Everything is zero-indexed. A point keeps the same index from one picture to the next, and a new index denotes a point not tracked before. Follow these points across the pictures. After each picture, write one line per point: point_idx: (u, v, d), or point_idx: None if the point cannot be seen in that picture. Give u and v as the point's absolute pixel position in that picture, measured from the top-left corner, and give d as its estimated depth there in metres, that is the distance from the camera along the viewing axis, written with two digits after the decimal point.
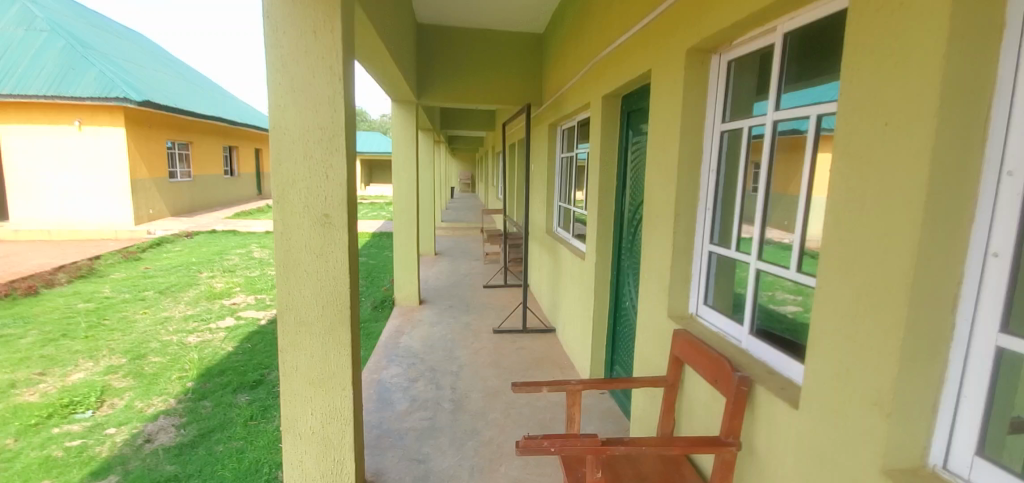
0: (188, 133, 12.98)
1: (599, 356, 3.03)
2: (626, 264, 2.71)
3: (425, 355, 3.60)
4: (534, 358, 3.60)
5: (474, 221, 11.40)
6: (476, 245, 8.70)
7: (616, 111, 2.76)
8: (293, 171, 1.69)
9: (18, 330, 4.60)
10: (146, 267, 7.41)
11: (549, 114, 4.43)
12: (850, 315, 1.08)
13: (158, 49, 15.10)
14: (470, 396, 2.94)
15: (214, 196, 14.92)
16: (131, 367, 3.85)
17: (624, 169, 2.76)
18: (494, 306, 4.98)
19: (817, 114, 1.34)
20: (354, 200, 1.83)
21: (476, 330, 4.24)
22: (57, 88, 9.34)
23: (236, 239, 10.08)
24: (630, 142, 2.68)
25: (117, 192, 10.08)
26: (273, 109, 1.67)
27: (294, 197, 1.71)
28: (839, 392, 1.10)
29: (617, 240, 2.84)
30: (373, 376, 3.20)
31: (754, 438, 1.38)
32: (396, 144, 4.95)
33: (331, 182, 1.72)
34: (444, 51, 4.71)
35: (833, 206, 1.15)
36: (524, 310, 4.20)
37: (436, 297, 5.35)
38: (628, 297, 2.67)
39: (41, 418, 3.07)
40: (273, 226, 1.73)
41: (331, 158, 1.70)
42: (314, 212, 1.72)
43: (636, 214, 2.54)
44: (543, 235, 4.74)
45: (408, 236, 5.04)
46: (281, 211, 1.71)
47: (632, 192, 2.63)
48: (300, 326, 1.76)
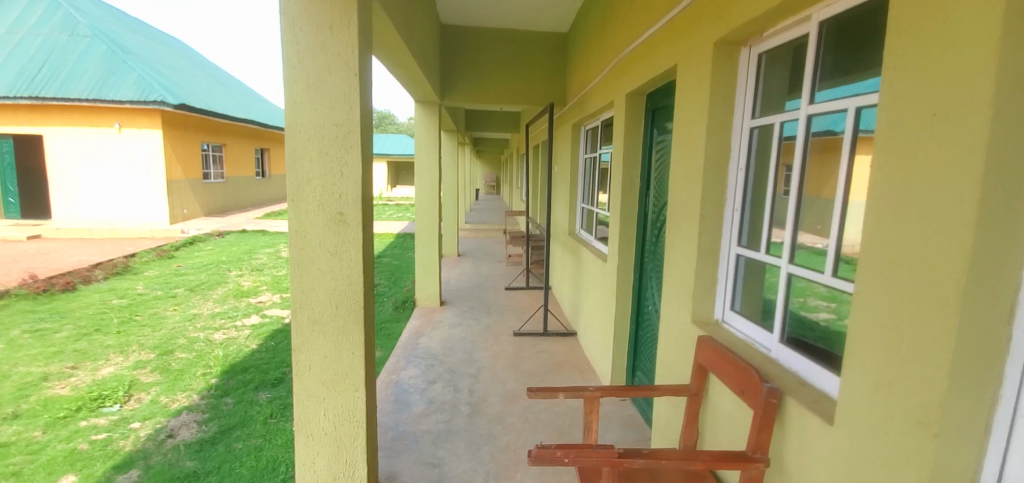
0: (222, 135, 13.36)
1: (620, 361, 2.94)
2: (649, 267, 2.62)
3: (444, 357, 3.57)
4: (554, 362, 3.53)
5: (497, 223, 11.37)
6: (498, 247, 8.66)
7: (641, 110, 2.68)
8: (309, 168, 1.67)
9: (55, 325, 4.78)
10: (178, 265, 7.61)
11: (572, 115, 4.36)
12: (892, 323, 0.99)
13: (196, 54, 15.61)
14: (488, 399, 2.89)
15: (245, 197, 15.30)
16: (158, 362, 3.93)
17: (648, 169, 2.67)
18: (515, 308, 4.92)
19: (856, 108, 1.24)
20: (369, 198, 1.80)
21: (496, 332, 4.19)
22: (99, 92, 9.72)
23: (265, 239, 10.29)
24: (654, 141, 2.60)
25: (153, 192, 10.41)
26: (290, 106, 1.65)
27: (310, 195, 1.69)
28: (880, 407, 1.01)
29: (640, 242, 2.75)
30: (391, 377, 3.19)
31: (784, 454, 1.29)
32: (419, 145, 4.96)
33: (347, 180, 1.69)
34: (468, 52, 4.70)
35: (872, 205, 1.06)
36: (545, 313, 4.13)
37: (458, 299, 5.33)
38: (651, 301, 2.58)
39: (70, 411, 3.21)
40: (289, 223, 1.71)
41: (346, 156, 1.68)
42: (329, 210, 1.70)
43: (660, 215, 2.45)
44: (566, 237, 4.67)
45: (430, 237, 5.04)
46: (296, 208, 1.70)
47: (655, 192, 2.55)
48: (314, 325, 1.74)
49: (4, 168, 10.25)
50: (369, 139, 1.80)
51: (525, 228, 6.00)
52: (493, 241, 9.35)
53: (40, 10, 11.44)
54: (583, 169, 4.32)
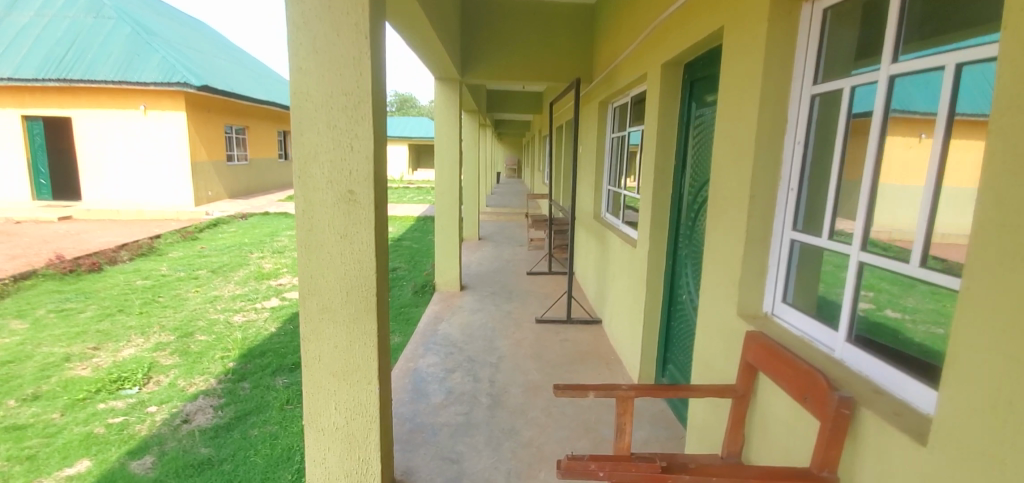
0: (245, 118, 13.41)
1: (650, 353, 2.77)
2: (683, 253, 2.42)
3: (464, 344, 3.45)
4: (579, 351, 3.37)
5: (518, 206, 11.18)
6: (520, 231, 8.48)
7: (678, 81, 2.47)
8: (316, 141, 1.52)
9: (79, 305, 4.82)
10: (202, 247, 7.65)
11: (599, 91, 4.13)
12: (1013, 326, 0.80)
13: (219, 37, 15.66)
14: (510, 390, 2.76)
15: (269, 179, 15.40)
16: (178, 344, 3.91)
17: (684, 147, 2.46)
18: (538, 294, 4.77)
19: (956, 64, 1.02)
20: (382, 176, 1.64)
21: (517, 319, 4.05)
22: (124, 74, 9.80)
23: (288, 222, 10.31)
24: (692, 115, 2.39)
25: (178, 174, 10.51)
26: (294, 73, 1.50)
27: (317, 171, 1.54)
28: (992, 427, 0.82)
29: (674, 225, 2.55)
30: (408, 365, 3.08)
31: (855, 473, 1.11)
32: (439, 125, 4.79)
33: (357, 153, 1.53)
34: (489, 27, 4.49)
35: (986, 179, 0.86)
36: (569, 299, 3.96)
37: (479, 283, 5.20)
38: (686, 290, 2.39)
39: (89, 393, 3.19)
40: (295, 202, 1.56)
41: (356, 128, 1.52)
42: (338, 187, 1.55)
43: (698, 196, 2.25)
44: (591, 220, 4.48)
45: (450, 220, 4.90)
46: (302, 186, 1.54)
47: (693, 172, 2.34)
48: (323, 313, 1.59)
49: (36, 151, 10.45)
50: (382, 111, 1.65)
51: (548, 211, 5.82)
52: (514, 225, 9.17)
53: None
54: (609, 150, 4.15)
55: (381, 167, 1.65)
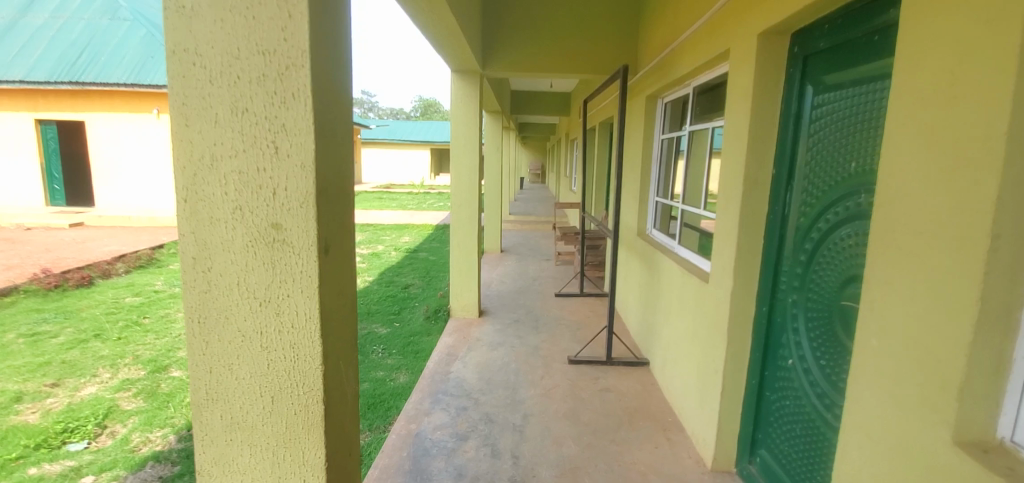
0: None
1: (731, 427, 2.04)
2: (792, 300, 1.72)
3: (481, 396, 2.78)
4: (625, 408, 2.66)
5: (543, 214, 10.49)
6: (547, 243, 7.77)
7: (782, 56, 1.79)
8: (213, 138, 0.87)
9: (53, 328, 4.30)
10: None
11: (648, 83, 3.45)
12: None
13: None
14: (539, 474, 2.07)
15: None
16: (147, 383, 3.33)
17: (793, 150, 1.76)
18: (569, 323, 4.07)
19: None
20: (340, 195, 0.97)
21: (546, 358, 3.36)
22: (137, 76, 9.48)
23: None
24: (809, 105, 1.69)
25: None
26: (176, 18, 0.85)
27: (215, 190, 0.88)
28: None
29: (774, 258, 1.84)
30: (409, 427, 2.43)
31: None
32: (455, 125, 4.12)
33: (285, 157, 0.86)
34: (514, 9, 3.82)
35: None
36: (610, 336, 3.26)
37: (500, 307, 4.52)
38: (797, 352, 1.69)
39: (26, 449, 2.61)
40: (180, 247, 0.91)
41: (281, 115, 0.85)
42: (253, 220, 0.89)
43: (825, 222, 1.56)
44: (634, 238, 3.77)
45: (468, 236, 4.24)
46: (189, 218, 0.89)
47: (812, 186, 1.65)
48: (232, 431, 0.95)
49: (50, 155, 10.21)
50: (350, 86, 1.02)
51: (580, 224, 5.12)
52: (540, 236, 8.48)
53: None
54: (659, 154, 3.49)
55: (343, 180, 0.99)
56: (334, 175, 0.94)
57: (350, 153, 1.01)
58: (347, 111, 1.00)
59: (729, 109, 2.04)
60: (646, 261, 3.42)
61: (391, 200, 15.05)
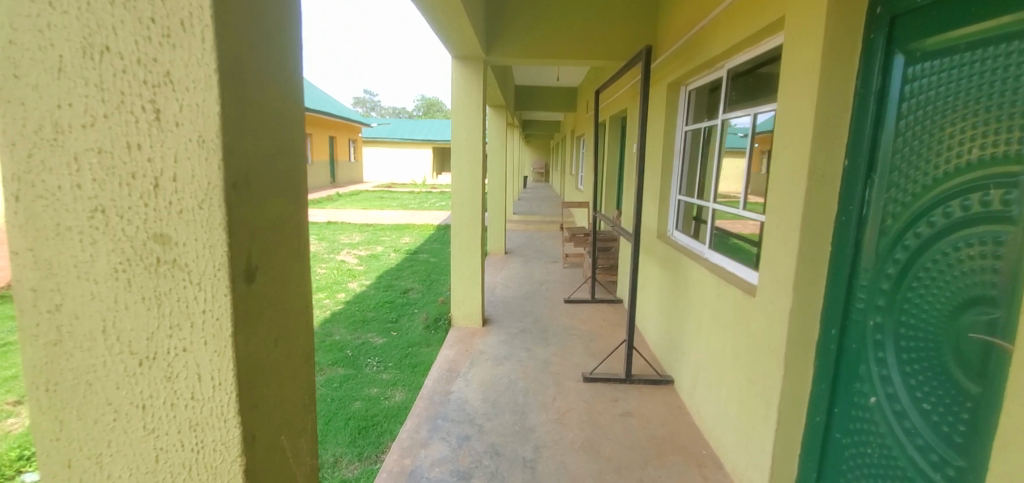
0: None
1: (787, 470, 1.71)
2: (874, 323, 1.38)
3: (486, 422, 2.44)
4: (651, 437, 2.32)
5: (548, 214, 10.16)
6: (553, 244, 7.43)
7: (858, 20, 1.44)
8: (58, 99, 0.54)
9: None
10: None
11: (672, 69, 3.10)
12: None
13: None
14: None
15: None
16: None
17: (873, 136, 1.41)
18: (580, 334, 3.73)
19: None
20: (278, 187, 0.64)
21: (558, 374, 3.02)
22: None
23: None
24: (897, 79, 1.34)
25: None
26: None
27: (63, 183, 0.55)
28: None
29: (845, 269, 1.49)
30: (404, 462, 2.10)
31: None
32: (456, 118, 3.75)
33: (171, 126, 0.53)
34: None
35: None
36: (629, 350, 2.92)
37: (505, 315, 4.18)
38: (883, 389, 1.35)
39: None
40: (17, 273, 0.58)
41: (162, 58, 0.52)
42: (123, 228, 0.55)
43: (930, 225, 1.21)
44: (653, 241, 3.43)
45: (470, 238, 3.90)
46: (24, 227, 0.56)
47: (905, 180, 1.30)
48: None
49: None
50: (295, 29, 0.69)
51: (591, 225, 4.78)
52: (545, 237, 8.14)
53: None
54: (685, 148, 3.17)
55: (286, 164, 0.66)
56: (267, 158, 0.61)
57: (296, 126, 0.68)
58: (293, 64, 0.67)
59: (782, 92, 1.71)
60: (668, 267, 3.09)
61: (392, 200, 14.72)
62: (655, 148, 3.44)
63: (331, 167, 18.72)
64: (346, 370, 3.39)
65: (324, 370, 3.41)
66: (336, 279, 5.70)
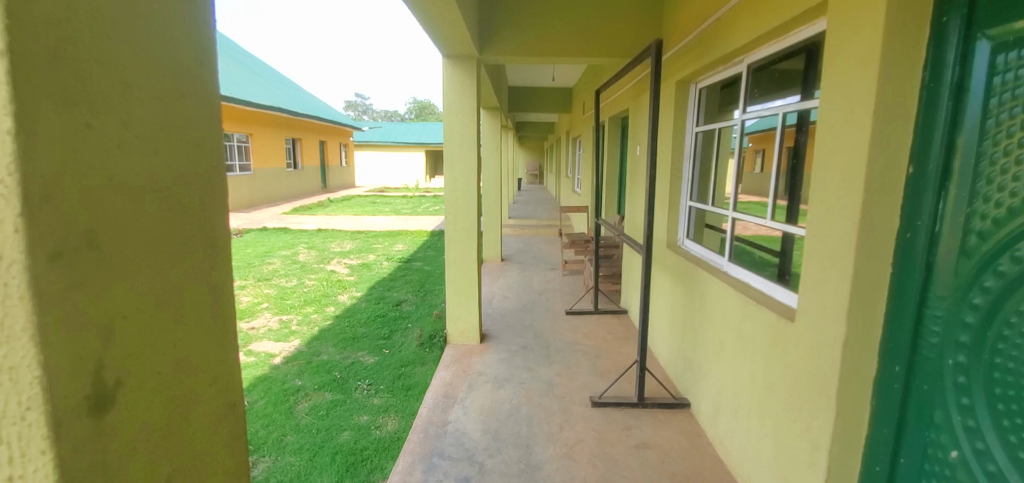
0: (250, 124, 12.34)
1: None
2: (956, 361, 1.16)
3: (487, 460, 2.20)
4: (672, 474, 2.09)
5: (544, 218, 9.93)
6: (551, 250, 7.21)
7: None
8: None
9: None
10: None
11: (685, 63, 2.86)
12: None
13: (224, 42, 14.91)
14: None
15: (281, 191, 14.31)
16: None
17: (948, 138, 1.19)
18: (585, 350, 3.49)
19: None
20: (156, 248, 0.45)
21: (564, 399, 2.78)
22: None
23: (287, 237, 8.75)
24: (980, 70, 1.12)
25: None
26: None
27: None
28: None
29: (912, 294, 1.27)
30: None
31: None
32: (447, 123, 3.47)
33: None
34: None
35: None
36: (642, 372, 2.68)
37: (504, 330, 3.94)
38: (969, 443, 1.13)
39: None
40: None
41: None
42: None
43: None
44: (662, 251, 3.21)
45: (465, 250, 3.63)
46: None
47: (995, 192, 1.08)
48: None
49: None
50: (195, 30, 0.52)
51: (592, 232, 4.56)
52: (543, 241, 7.91)
53: None
54: (696, 152, 2.98)
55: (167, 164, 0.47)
56: (127, 169, 0.42)
57: (181, 137, 0.49)
58: (162, 19, 0.46)
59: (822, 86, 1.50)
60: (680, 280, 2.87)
61: (385, 204, 14.46)
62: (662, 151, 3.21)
63: (322, 172, 18.40)
64: (334, 396, 3.12)
65: (310, 396, 3.13)
66: (326, 291, 5.43)
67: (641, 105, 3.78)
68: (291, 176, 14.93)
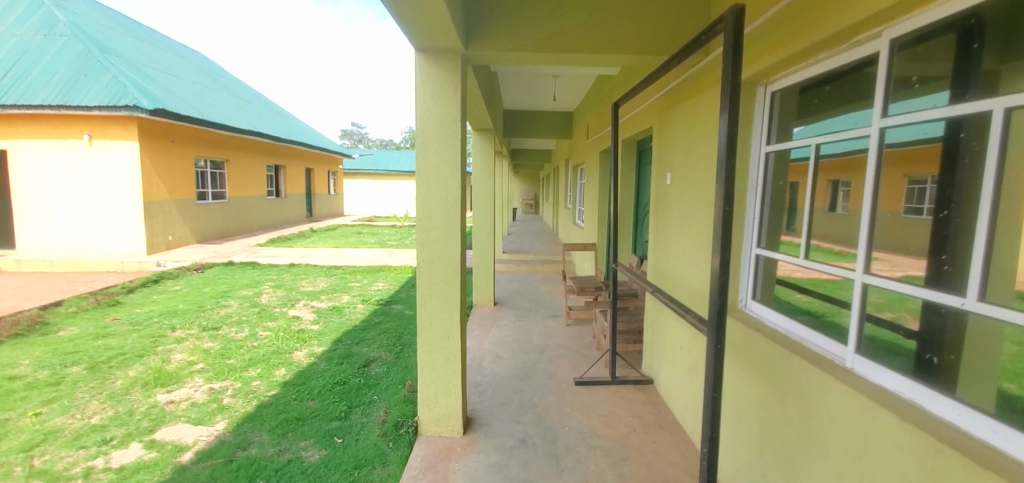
0: (228, 149, 11.54)
1: None
2: None
3: None
4: None
5: (542, 251, 9.06)
6: (551, 292, 6.28)
7: None
8: None
9: None
10: (115, 318, 5.48)
11: (769, 50, 1.94)
12: None
13: (207, 65, 14.28)
14: None
15: (260, 221, 13.37)
16: None
17: None
18: (608, 452, 2.51)
19: None
20: None
21: None
22: (65, 96, 8.10)
23: (253, 273, 7.80)
24: None
25: (128, 215, 8.59)
26: None
27: None
28: None
29: None
30: None
31: None
32: (421, 139, 2.53)
33: None
34: None
35: None
36: None
37: (496, 412, 2.96)
38: None
39: None
40: None
41: None
42: None
43: None
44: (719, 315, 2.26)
45: (442, 311, 2.60)
46: None
47: None
48: None
49: None
50: None
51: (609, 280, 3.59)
52: (541, 281, 7.00)
53: (22, 9, 10.11)
54: (765, 176, 2.15)
55: None
56: None
57: None
58: None
59: None
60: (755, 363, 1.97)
61: (371, 235, 13.58)
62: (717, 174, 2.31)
63: (307, 201, 17.52)
64: None
65: None
66: (281, 346, 4.46)
67: (679, 117, 2.85)
68: (273, 204, 14.06)
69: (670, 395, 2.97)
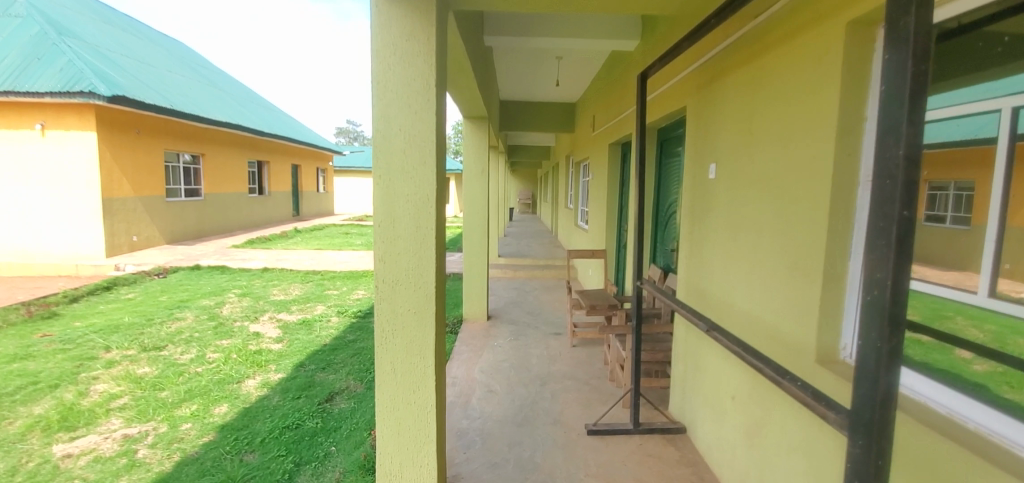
0: (204, 143, 10.76)
1: None
2: None
3: None
4: None
5: (541, 255, 8.34)
6: (552, 303, 5.56)
7: None
8: None
9: None
10: (45, 334, 4.72)
11: None
12: None
13: (186, 55, 13.48)
14: None
15: (241, 220, 12.59)
16: None
17: None
18: None
19: None
20: None
21: None
22: (13, 81, 7.31)
23: (222, 278, 7.03)
24: None
25: (85, 215, 7.80)
26: None
27: None
28: None
29: None
30: None
31: None
32: (378, 111, 1.74)
33: None
34: None
35: None
36: None
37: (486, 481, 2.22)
38: None
39: None
40: None
41: None
42: None
43: None
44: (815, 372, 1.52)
45: (408, 354, 1.83)
46: None
47: None
48: None
49: None
50: None
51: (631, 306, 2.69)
52: (540, 290, 6.28)
53: None
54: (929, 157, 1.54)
55: None
56: None
57: None
58: None
59: None
60: (919, 464, 1.22)
61: (358, 235, 12.81)
62: (807, 162, 1.55)
63: (294, 199, 16.71)
64: None
65: None
66: (230, 373, 3.72)
67: (729, 87, 2.11)
68: (255, 202, 13.27)
69: (717, 459, 2.23)
